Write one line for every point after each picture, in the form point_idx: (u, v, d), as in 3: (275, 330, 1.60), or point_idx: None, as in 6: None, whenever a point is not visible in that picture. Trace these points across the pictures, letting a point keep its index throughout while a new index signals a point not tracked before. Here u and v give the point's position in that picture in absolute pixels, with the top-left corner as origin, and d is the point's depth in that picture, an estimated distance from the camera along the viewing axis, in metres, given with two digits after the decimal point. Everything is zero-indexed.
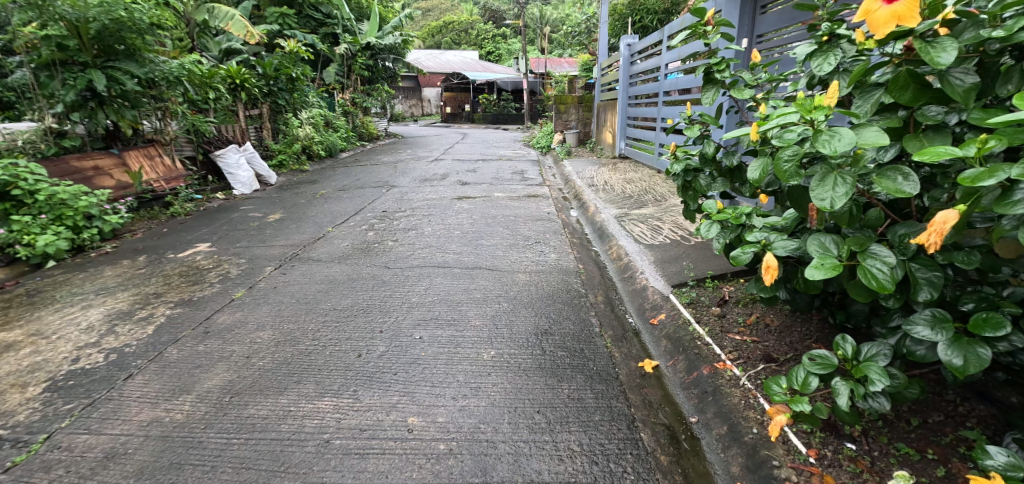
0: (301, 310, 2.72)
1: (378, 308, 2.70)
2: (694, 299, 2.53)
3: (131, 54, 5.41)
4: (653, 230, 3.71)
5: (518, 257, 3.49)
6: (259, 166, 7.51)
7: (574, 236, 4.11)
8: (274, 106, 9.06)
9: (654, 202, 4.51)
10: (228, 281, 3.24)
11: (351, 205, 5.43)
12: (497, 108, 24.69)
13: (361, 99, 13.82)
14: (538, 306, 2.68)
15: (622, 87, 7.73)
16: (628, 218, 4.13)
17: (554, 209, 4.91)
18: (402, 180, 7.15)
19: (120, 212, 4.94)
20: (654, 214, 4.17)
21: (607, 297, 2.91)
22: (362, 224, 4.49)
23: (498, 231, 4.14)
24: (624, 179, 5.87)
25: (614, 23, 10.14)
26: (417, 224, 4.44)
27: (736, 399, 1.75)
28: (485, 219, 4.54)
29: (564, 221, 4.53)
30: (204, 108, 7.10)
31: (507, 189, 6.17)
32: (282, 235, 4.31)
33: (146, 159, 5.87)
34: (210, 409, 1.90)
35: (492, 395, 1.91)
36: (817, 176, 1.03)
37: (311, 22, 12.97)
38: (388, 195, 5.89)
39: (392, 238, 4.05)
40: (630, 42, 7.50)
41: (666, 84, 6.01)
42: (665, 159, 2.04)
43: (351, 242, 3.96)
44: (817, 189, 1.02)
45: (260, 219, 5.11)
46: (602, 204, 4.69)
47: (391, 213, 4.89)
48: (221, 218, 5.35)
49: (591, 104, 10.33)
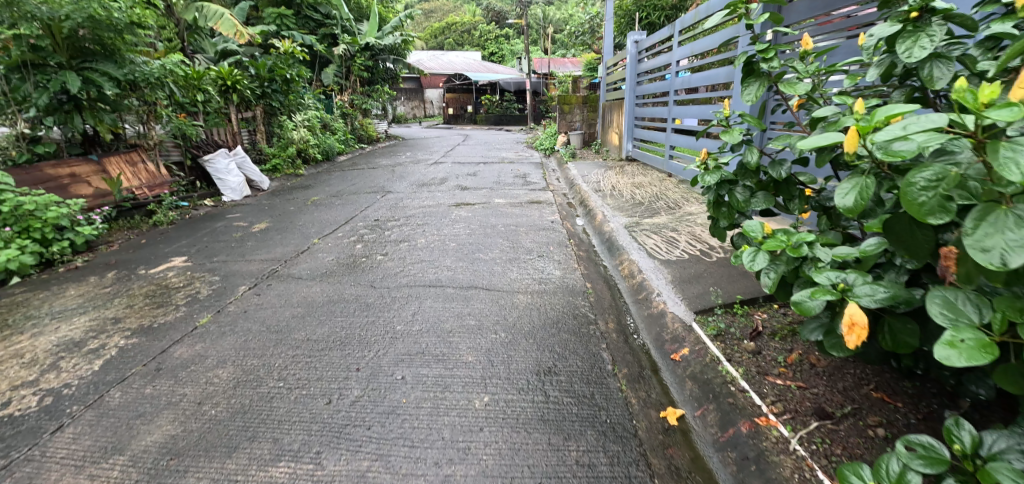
0: (269, 342, 2.38)
1: (357, 339, 2.35)
2: (722, 330, 2.17)
3: (110, 55, 5.11)
4: (669, 242, 3.36)
5: (519, 274, 3.13)
6: (250, 171, 7.21)
7: (580, 248, 3.76)
8: (268, 108, 8.75)
9: (667, 210, 4.15)
10: (196, 303, 2.92)
11: (342, 213, 5.09)
12: (501, 109, 24.31)
13: (360, 100, 13.51)
14: (540, 336, 2.33)
15: (629, 86, 7.37)
16: (639, 229, 3.77)
17: (558, 217, 4.56)
18: (399, 184, 6.81)
19: (95, 222, 4.63)
20: (669, 223, 3.80)
21: (620, 322, 2.56)
22: (352, 235, 4.16)
23: (497, 243, 3.79)
24: (633, 184, 5.52)
25: (620, 20, 9.76)
26: (410, 234, 4.10)
27: (787, 471, 1.40)
28: (484, 229, 4.20)
29: (569, 231, 4.18)
30: (192, 111, 6.80)
31: (509, 194, 5.84)
32: (263, 248, 3.97)
33: (128, 165, 5.57)
34: (141, 479, 1.56)
35: (485, 461, 1.56)
36: (980, 211, 0.83)
37: (310, 23, 12.71)
38: (382, 202, 5.55)
39: (382, 252, 3.71)
40: (637, 39, 7.14)
41: (677, 83, 5.66)
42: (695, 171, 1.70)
43: (336, 256, 3.62)
44: (978, 235, 0.83)
45: (245, 229, 4.79)
46: (610, 212, 4.33)
47: (383, 222, 4.55)
48: (204, 228, 5.04)
49: (596, 104, 9.96)
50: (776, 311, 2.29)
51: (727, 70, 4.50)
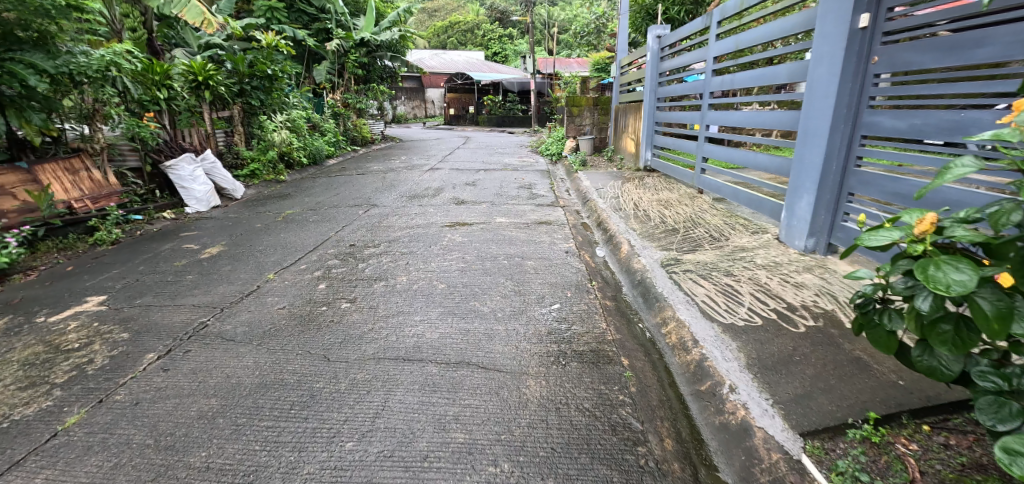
0: (147, 476, 1.55)
1: (281, 476, 1.51)
2: (859, 482, 1.35)
3: (40, 44, 4.27)
4: (728, 296, 2.50)
5: (527, 341, 2.29)
6: (220, 178, 6.39)
7: (605, 293, 2.93)
8: (247, 107, 7.91)
9: (712, 241, 3.32)
10: (80, 384, 2.10)
11: (314, 235, 4.24)
12: (503, 110, 23.39)
13: (354, 100, 12.66)
14: (565, 476, 1.50)
15: (649, 87, 6.54)
16: (681, 270, 2.92)
17: (573, 245, 3.73)
18: (387, 196, 5.97)
19: (9, 244, 3.80)
20: (719, 262, 2.94)
21: (680, 436, 1.73)
22: (317, 269, 3.32)
23: (501, 285, 2.95)
24: (659, 202, 4.70)
25: (636, 14, 8.90)
26: (389, 269, 3.26)
27: None
28: (483, 262, 3.37)
29: (588, 266, 3.36)
30: (154, 110, 5.99)
31: (514, 211, 5.01)
32: (202, 287, 3.13)
33: (66, 173, 4.76)
34: None
35: None
36: None
37: (303, 17, 11.92)
38: (364, 220, 4.70)
39: (349, 295, 2.88)
40: (660, 34, 6.33)
41: (711, 83, 4.82)
42: (933, 281, 0.98)
43: (290, 302, 2.79)
44: None
45: (193, 254, 3.95)
46: (639, 242, 3.49)
47: (358, 250, 3.70)
48: (148, 250, 4.21)
49: (608, 106, 9.10)
50: (930, 439, 1.46)
51: (788, 66, 3.64)
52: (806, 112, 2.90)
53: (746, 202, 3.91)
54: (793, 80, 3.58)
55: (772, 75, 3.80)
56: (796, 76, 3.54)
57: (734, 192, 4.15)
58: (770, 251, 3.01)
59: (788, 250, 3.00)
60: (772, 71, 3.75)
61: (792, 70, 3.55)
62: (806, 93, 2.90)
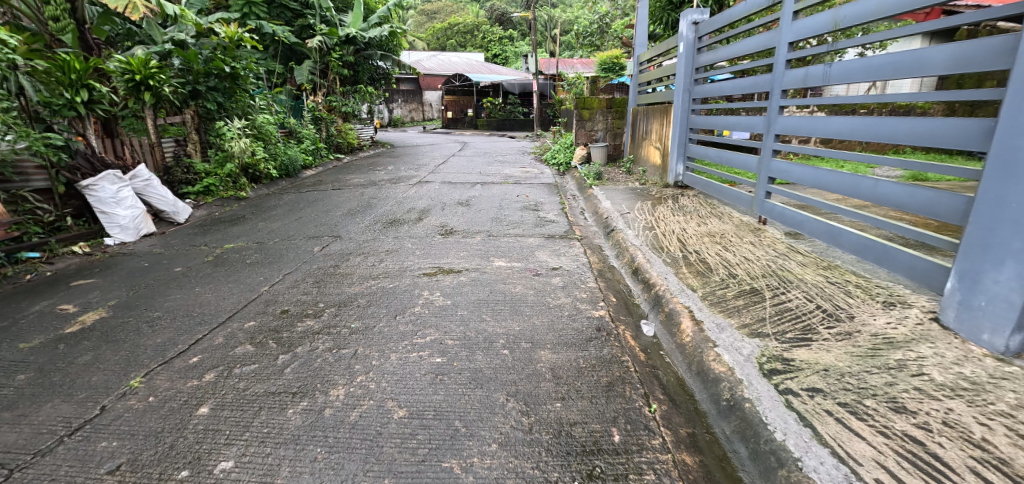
0: None
1: None
2: None
3: None
4: (929, 476, 1.32)
5: None
6: (157, 199, 5.25)
7: (678, 424, 1.74)
8: (202, 112, 6.75)
9: (828, 321, 2.13)
10: None
11: (240, 289, 3.06)
12: (504, 113, 22.24)
13: (339, 103, 11.51)
14: None
15: (679, 85, 5.32)
16: (801, 390, 1.70)
17: (605, 314, 2.54)
18: (358, 221, 4.81)
19: None
20: (866, 376, 1.73)
21: None
22: (212, 367, 2.14)
23: (498, 410, 1.77)
24: (711, 236, 3.51)
25: (657, 3, 7.73)
26: (323, 367, 2.09)
27: None
28: (469, 351, 2.18)
29: (636, 356, 2.17)
30: (57, 118, 4.72)
31: (517, 245, 3.85)
32: (16, 411, 1.93)
33: None
34: None
35: None
36: None
37: (286, 12, 10.78)
38: (318, 262, 3.52)
39: (240, 438, 1.69)
40: (697, 20, 5.11)
41: (784, 78, 3.53)
42: None
43: (131, 459, 1.61)
44: None
45: (59, 325, 2.75)
46: (708, 315, 2.30)
47: (289, 323, 2.50)
48: (9, 312, 3.02)
49: (624, 109, 7.95)
50: None
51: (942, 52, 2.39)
52: (1013, 124, 1.75)
53: (853, 248, 2.70)
54: (955, 71, 2.25)
55: (910, 65, 2.47)
56: (962, 64, 2.22)
57: (830, 231, 2.90)
58: (941, 353, 1.82)
59: (969, 351, 1.82)
60: (912, 59, 2.46)
61: (958, 54, 2.21)
62: (1011, 92, 1.76)
